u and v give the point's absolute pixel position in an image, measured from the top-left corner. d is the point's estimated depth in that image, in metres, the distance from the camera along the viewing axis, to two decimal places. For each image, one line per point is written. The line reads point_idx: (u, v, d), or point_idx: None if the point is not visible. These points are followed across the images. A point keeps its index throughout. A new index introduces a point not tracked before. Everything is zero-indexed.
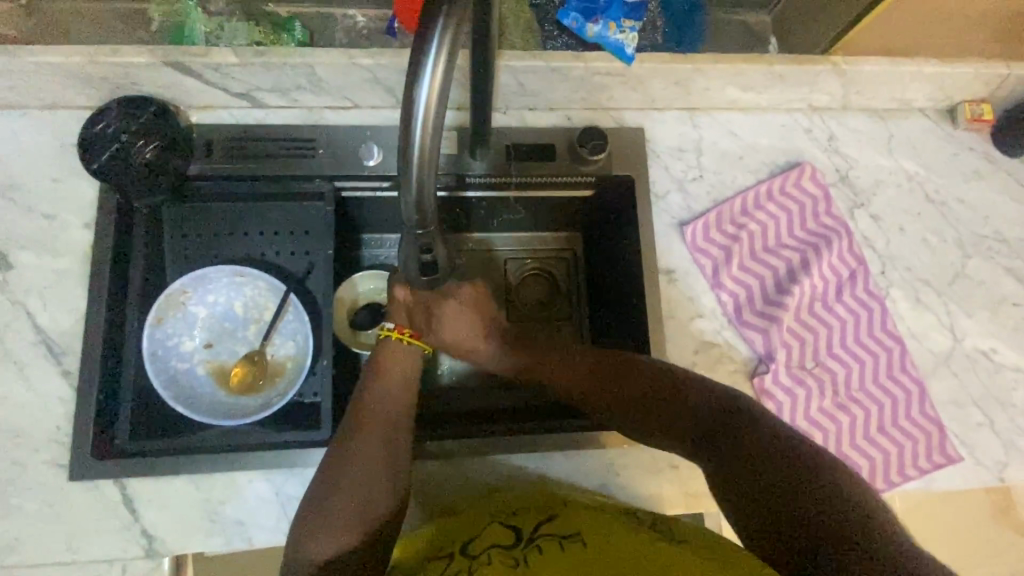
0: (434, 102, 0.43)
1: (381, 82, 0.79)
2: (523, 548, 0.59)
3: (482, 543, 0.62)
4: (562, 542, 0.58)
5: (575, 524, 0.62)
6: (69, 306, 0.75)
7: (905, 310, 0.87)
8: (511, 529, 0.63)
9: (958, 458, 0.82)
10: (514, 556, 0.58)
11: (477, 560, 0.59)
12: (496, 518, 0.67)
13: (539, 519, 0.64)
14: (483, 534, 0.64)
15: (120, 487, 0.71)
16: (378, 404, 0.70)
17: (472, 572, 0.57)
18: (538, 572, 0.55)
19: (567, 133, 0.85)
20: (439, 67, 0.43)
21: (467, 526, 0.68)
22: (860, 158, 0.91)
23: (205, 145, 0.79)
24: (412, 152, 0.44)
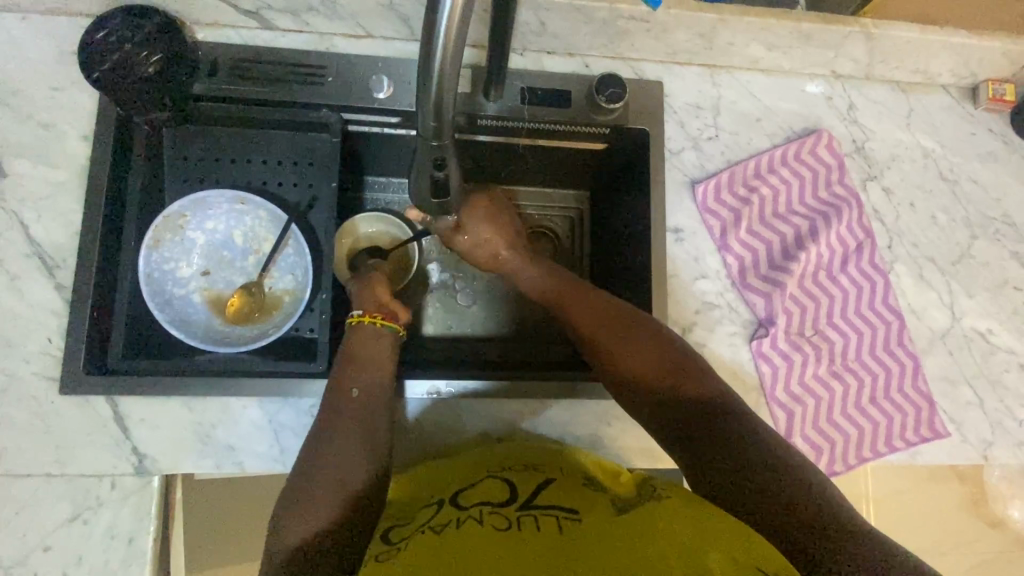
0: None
1: (398, 9, 0.76)
2: (516, 509, 0.60)
3: (473, 497, 0.63)
4: (563, 522, 0.56)
5: (578, 506, 0.60)
6: (65, 220, 0.73)
7: (908, 285, 0.87)
8: (505, 486, 0.64)
9: (945, 433, 0.83)
10: (505, 516, 0.58)
11: (469, 513, 0.59)
12: (490, 471, 0.69)
13: (538, 483, 0.65)
14: (474, 487, 0.65)
15: (112, 404, 0.70)
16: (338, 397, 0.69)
17: (459, 523, 0.58)
18: (526, 541, 0.53)
19: (586, 80, 0.83)
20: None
21: (461, 475, 0.70)
22: (878, 130, 0.90)
23: (210, 62, 0.77)
24: (434, 50, 0.41)
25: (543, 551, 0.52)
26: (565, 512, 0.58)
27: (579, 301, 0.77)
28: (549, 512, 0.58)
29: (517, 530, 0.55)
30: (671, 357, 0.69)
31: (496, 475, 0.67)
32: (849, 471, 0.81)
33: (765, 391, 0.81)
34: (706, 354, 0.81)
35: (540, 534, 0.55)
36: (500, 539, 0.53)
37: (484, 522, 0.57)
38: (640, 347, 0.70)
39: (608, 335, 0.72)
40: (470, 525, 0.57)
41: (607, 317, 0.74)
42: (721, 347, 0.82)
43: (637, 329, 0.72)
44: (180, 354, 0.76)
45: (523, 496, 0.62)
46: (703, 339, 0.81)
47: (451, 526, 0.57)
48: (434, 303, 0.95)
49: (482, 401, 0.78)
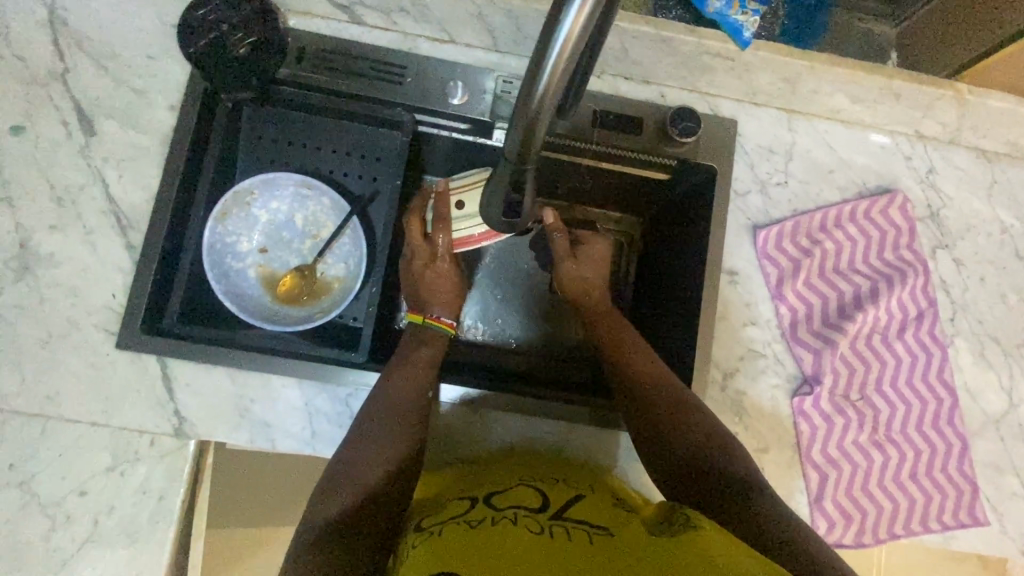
0: (578, 28, 0.39)
1: (485, 19, 0.80)
2: (548, 517, 0.59)
3: (505, 500, 0.63)
4: (591, 532, 0.57)
5: (608, 522, 0.60)
6: (142, 183, 0.76)
7: (967, 363, 0.83)
8: (538, 495, 0.64)
9: (984, 522, 0.80)
10: (538, 522, 0.58)
11: (501, 514, 0.59)
12: (522, 480, 0.69)
13: (568, 495, 0.65)
14: (508, 492, 0.65)
15: (162, 365, 0.73)
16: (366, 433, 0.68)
17: (493, 521, 0.58)
18: (557, 544, 0.53)
19: (659, 111, 0.82)
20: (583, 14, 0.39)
21: (493, 479, 0.70)
22: (955, 197, 0.86)
23: (296, 49, 0.79)
24: (538, 83, 0.42)
25: (572, 557, 0.51)
26: (595, 528, 0.58)
27: (623, 342, 0.80)
28: (580, 524, 0.58)
29: (549, 538, 0.55)
30: (696, 422, 0.70)
31: (530, 484, 0.67)
32: (878, 545, 0.78)
33: (801, 450, 0.79)
34: (744, 402, 0.79)
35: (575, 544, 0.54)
36: (531, 541, 0.53)
37: (517, 524, 0.57)
38: (672, 407, 0.72)
39: (642, 390, 0.74)
40: (505, 524, 0.57)
41: (651, 373, 0.75)
42: (762, 397, 0.80)
43: (672, 390, 0.73)
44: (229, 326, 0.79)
45: (554, 506, 0.62)
46: (744, 387, 0.80)
47: (484, 523, 0.58)
48: (474, 311, 0.95)
49: (512, 417, 0.79)
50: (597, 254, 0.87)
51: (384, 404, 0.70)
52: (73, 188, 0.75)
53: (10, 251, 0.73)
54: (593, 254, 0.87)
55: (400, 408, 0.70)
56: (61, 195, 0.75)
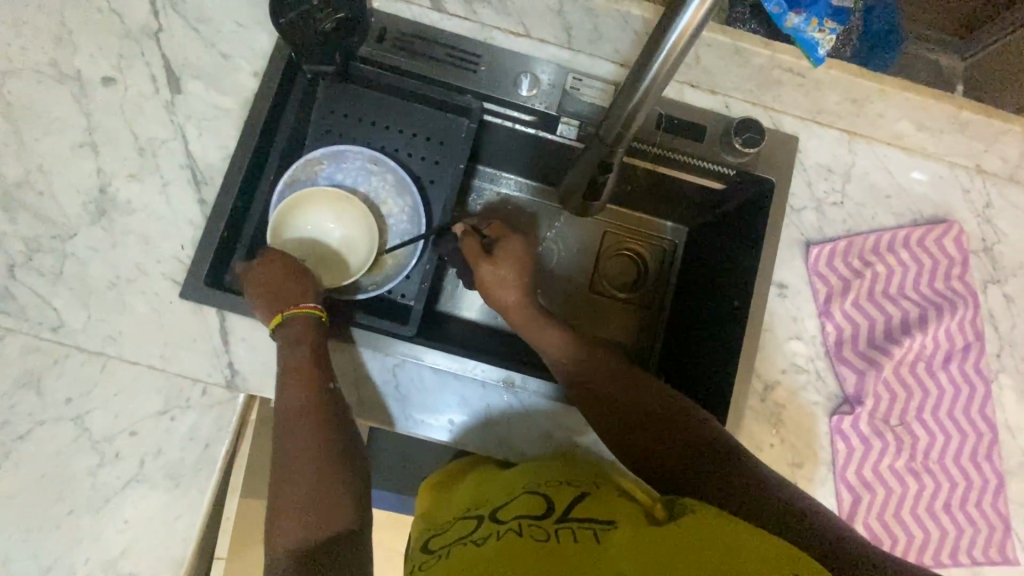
0: (685, 36, 0.47)
1: (564, 16, 0.85)
2: (553, 521, 0.61)
3: (511, 512, 0.65)
4: (597, 531, 0.57)
5: (615, 514, 0.61)
6: (221, 142, 0.79)
7: (1010, 400, 0.83)
8: (543, 499, 0.66)
9: (1015, 561, 0.79)
10: (543, 528, 0.60)
11: (507, 527, 0.61)
12: (528, 486, 0.69)
13: (573, 495, 0.66)
14: (514, 502, 0.67)
15: (220, 318, 0.75)
16: (287, 425, 0.67)
17: (500, 536, 0.60)
18: (561, 555, 0.54)
19: (723, 120, 0.83)
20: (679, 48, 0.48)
21: (499, 491, 0.71)
22: (1011, 234, 0.86)
23: (379, 29, 0.82)
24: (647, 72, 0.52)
25: (576, 565, 0.53)
26: (603, 525, 0.58)
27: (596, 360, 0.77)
28: (584, 523, 0.59)
29: (555, 543, 0.56)
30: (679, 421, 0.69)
31: (534, 490, 0.68)
32: None
33: (835, 469, 0.79)
34: (783, 415, 0.80)
35: (579, 547, 0.55)
36: (534, 555, 0.55)
37: (522, 536, 0.59)
38: (654, 412, 0.71)
39: (620, 412, 0.73)
40: (507, 538, 0.59)
41: (632, 386, 0.74)
42: (801, 412, 0.80)
43: (652, 398, 0.73)
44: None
45: (560, 508, 0.63)
46: (783, 399, 0.80)
47: (492, 540, 0.60)
48: None
49: (548, 408, 0.80)
50: (515, 253, 0.82)
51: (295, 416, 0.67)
52: (155, 141, 0.78)
53: (89, 194, 0.76)
54: (510, 252, 0.82)
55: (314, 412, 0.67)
56: (142, 146, 0.78)
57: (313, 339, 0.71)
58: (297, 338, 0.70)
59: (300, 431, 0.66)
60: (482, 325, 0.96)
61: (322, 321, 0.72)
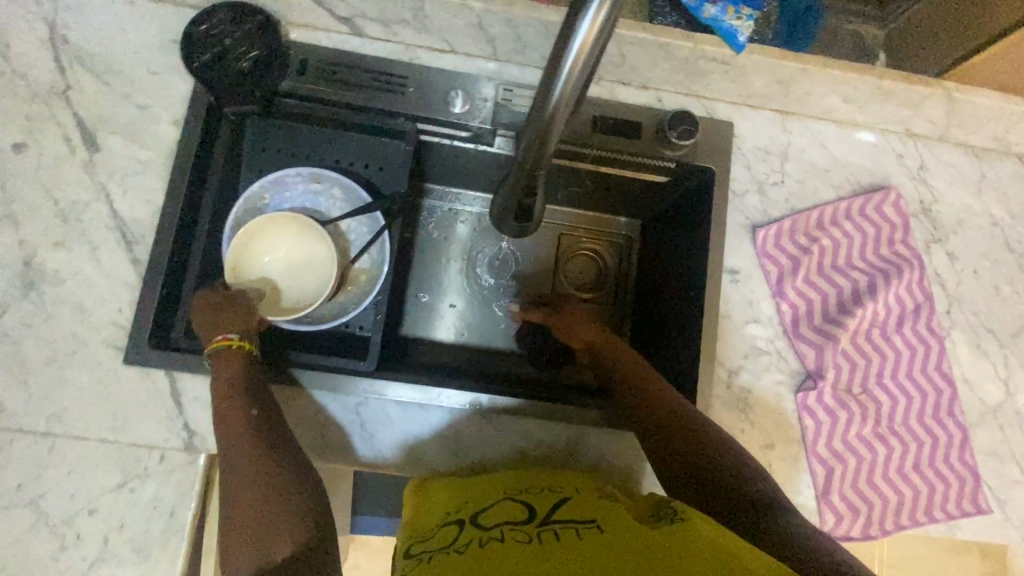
0: (587, 47, 0.45)
1: (485, 29, 0.82)
2: (535, 526, 0.61)
3: (493, 517, 0.64)
4: (579, 530, 0.58)
5: (594, 515, 0.61)
6: (148, 197, 0.76)
7: (964, 355, 0.85)
8: (523, 503, 0.66)
9: (987, 510, 0.81)
10: (527, 533, 0.59)
11: (489, 534, 0.61)
12: (506, 491, 0.69)
13: (554, 499, 0.66)
14: (495, 507, 0.66)
15: (170, 379, 0.73)
16: (224, 462, 0.63)
17: (483, 545, 0.59)
18: (546, 555, 0.54)
19: (657, 115, 0.83)
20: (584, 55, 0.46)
21: (478, 494, 0.70)
22: (947, 193, 0.88)
23: (298, 62, 0.79)
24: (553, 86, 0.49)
25: (562, 562, 0.53)
26: (584, 524, 0.59)
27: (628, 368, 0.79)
28: (568, 525, 0.60)
29: (544, 546, 0.56)
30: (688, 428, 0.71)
31: (514, 496, 0.68)
32: (886, 537, 0.80)
33: (806, 444, 0.80)
34: (750, 399, 0.81)
35: (563, 547, 0.56)
36: (520, 558, 0.55)
37: (504, 542, 0.58)
38: (675, 420, 0.72)
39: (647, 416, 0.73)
40: (492, 546, 0.58)
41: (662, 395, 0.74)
42: (767, 393, 0.81)
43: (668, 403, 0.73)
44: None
45: (541, 513, 0.63)
46: (749, 384, 0.81)
47: (474, 547, 0.59)
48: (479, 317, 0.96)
49: (520, 422, 0.79)
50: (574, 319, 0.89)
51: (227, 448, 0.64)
52: (77, 204, 0.75)
53: (13, 268, 0.73)
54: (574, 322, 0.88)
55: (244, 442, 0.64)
56: (64, 211, 0.75)
57: (239, 371, 0.68)
58: (224, 380, 0.67)
59: (238, 469, 0.62)
60: (447, 345, 0.94)
61: (252, 353, 0.70)
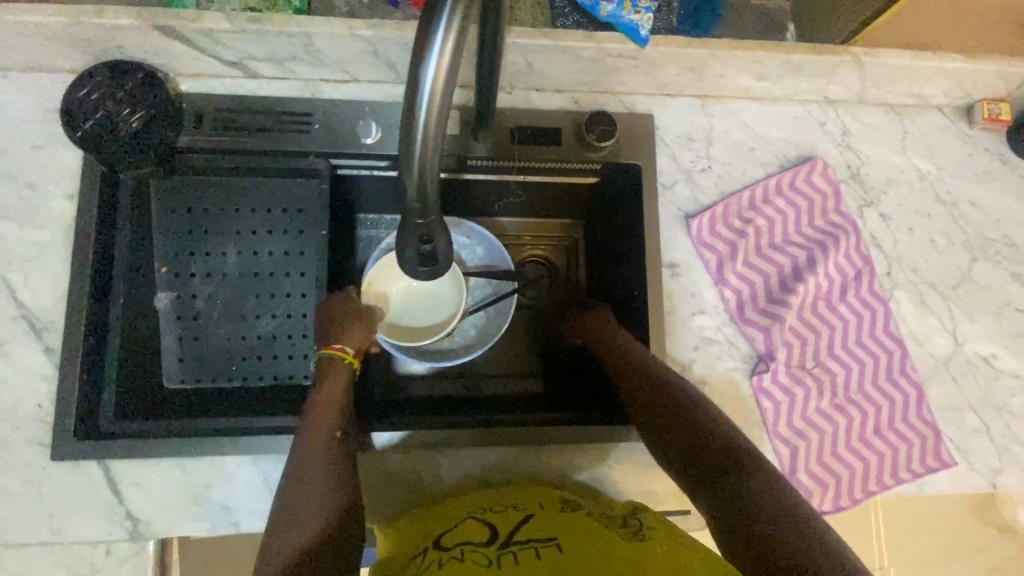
0: (441, 79, 0.39)
1: (382, 55, 0.75)
2: (495, 547, 0.60)
3: (454, 538, 0.63)
4: (538, 548, 0.57)
5: (553, 530, 0.61)
6: (52, 281, 0.72)
7: (910, 313, 0.86)
8: (484, 523, 0.65)
9: (952, 462, 0.82)
10: (486, 554, 0.58)
11: (450, 554, 0.60)
12: (470, 514, 0.68)
13: (516, 518, 0.65)
14: (457, 528, 0.65)
15: (104, 468, 0.69)
16: (297, 472, 0.62)
17: (442, 566, 0.58)
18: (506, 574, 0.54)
19: (575, 117, 0.82)
20: (441, 86, 0.39)
21: (442, 520, 0.69)
22: (873, 155, 0.89)
23: (193, 114, 0.76)
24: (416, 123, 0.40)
25: None
26: (544, 542, 0.59)
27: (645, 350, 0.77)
28: (527, 545, 0.59)
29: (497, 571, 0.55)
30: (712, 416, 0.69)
31: (477, 516, 0.67)
32: (856, 505, 0.80)
33: (767, 427, 0.80)
34: (706, 391, 0.80)
35: (519, 567, 0.55)
36: None
37: (463, 564, 0.57)
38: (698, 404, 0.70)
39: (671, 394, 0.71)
40: (450, 565, 0.57)
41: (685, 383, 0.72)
42: (721, 382, 0.81)
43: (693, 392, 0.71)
44: (182, 412, 0.76)
45: (504, 533, 0.62)
46: (703, 375, 0.81)
47: (433, 567, 0.58)
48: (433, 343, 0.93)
49: (480, 450, 0.78)
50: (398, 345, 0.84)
51: (305, 460, 0.63)
52: None
53: None
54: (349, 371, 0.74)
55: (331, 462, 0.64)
56: None
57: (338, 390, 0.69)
58: (327, 389, 0.69)
59: (311, 484, 0.62)
60: (401, 377, 0.92)
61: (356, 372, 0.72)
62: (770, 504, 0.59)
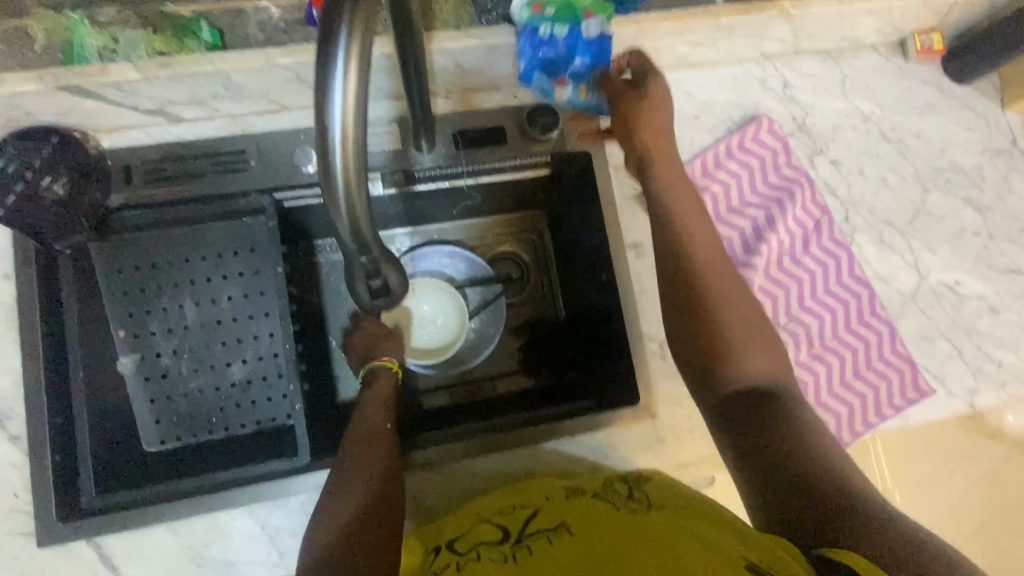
0: (351, 106, 0.37)
1: (305, 80, 0.73)
2: (512, 543, 0.58)
3: (469, 541, 0.61)
4: (549, 535, 0.56)
5: (561, 517, 0.59)
6: (5, 366, 0.70)
7: (871, 253, 0.87)
8: (498, 524, 0.62)
9: (929, 391, 0.85)
10: (502, 551, 0.57)
11: (466, 557, 0.58)
12: (483, 517, 0.65)
13: (526, 514, 0.62)
14: (471, 532, 0.63)
15: (94, 547, 0.68)
16: (353, 451, 0.67)
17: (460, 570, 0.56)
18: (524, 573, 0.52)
19: (517, 111, 0.80)
20: (350, 140, 0.38)
21: (457, 523, 0.67)
22: (815, 104, 0.89)
23: (121, 171, 0.74)
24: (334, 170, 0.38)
25: None
26: (554, 529, 0.57)
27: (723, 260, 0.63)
28: (540, 533, 0.58)
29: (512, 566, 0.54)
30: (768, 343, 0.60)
31: (491, 519, 0.64)
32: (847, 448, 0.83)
33: None
34: None
35: (537, 563, 0.53)
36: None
37: (480, 562, 0.55)
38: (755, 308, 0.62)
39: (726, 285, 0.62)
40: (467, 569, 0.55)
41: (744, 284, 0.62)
42: None
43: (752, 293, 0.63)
44: (172, 474, 0.75)
45: (516, 529, 0.60)
46: None
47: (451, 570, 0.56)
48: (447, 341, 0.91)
49: (477, 459, 0.78)
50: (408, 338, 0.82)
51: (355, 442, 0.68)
52: None
53: None
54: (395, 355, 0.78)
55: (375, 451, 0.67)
56: None
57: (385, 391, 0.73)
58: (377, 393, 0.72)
59: (363, 461, 0.65)
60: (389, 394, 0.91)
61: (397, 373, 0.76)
62: (799, 437, 0.54)
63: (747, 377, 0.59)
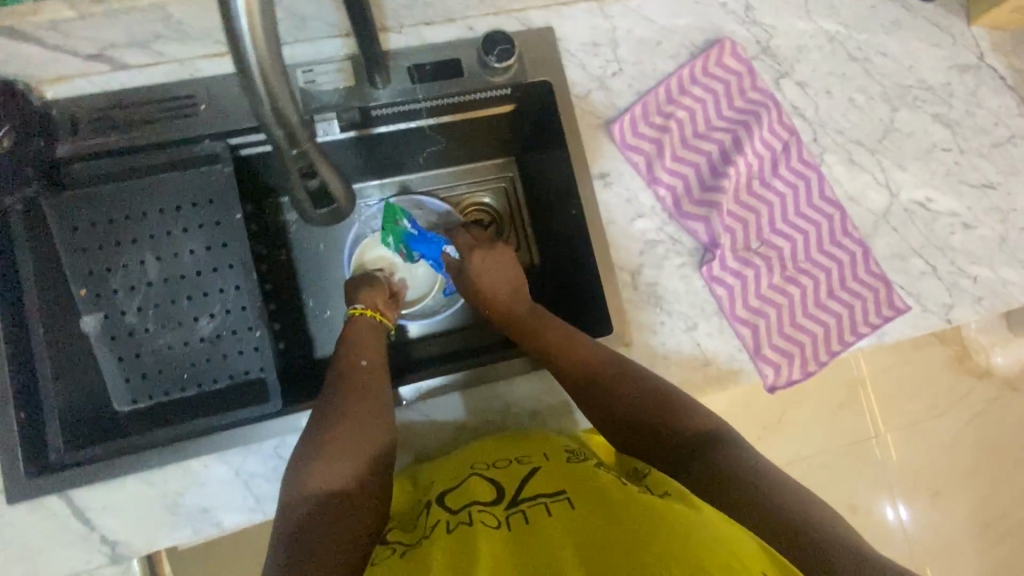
0: None
1: None
2: (505, 507, 0.58)
3: (458, 497, 0.61)
4: (548, 505, 0.56)
5: (556, 483, 0.59)
6: None
7: (841, 173, 0.87)
8: (489, 479, 0.63)
9: (906, 308, 0.84)
10: (494, 515, 0.57)
11: (457, 517, 0.57)
12: (473, 468, 0.66)
13: (520, 473, 0.62)
14: (460, 486, 0.63)
15: (66, 501, 0.68)
16: (338, 400, 0.67)
17: (450, 529, 0.56)
18: (519, 544, 0.52)
19: (473, 44, 0.78)
20: (257, 14, 0.37)
21: (445, 475, 0.68)
22: (778, 25, 0.87)
23: (67, 122, 0.71)
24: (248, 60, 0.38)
25: (535, 547, 0.51)
26: (554, 497, 0.57)
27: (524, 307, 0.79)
28: (535, 501, 0.57)
29: (506, 535, 0.54)
30: (657, 396, 0.67)
31: (480, 471, 0.64)
32: (823, 369, 0.83)
33: (724, 312, 0.81)
34: (660, 293, 0.80)
35: (532, 532, 0.53)
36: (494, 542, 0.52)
37: (474, 527, 0.55)
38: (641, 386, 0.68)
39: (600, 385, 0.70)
40: (459, 531, 0.55)
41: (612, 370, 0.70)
42: (672, 281, 0.81)
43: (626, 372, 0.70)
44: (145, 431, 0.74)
45: (510, 491, 0.60)
46: (653, 278, 0.80)
47: (441, 530, 0.56)
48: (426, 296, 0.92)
49: (458, 396, 0.78)
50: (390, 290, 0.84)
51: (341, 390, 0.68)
52: None
53: None
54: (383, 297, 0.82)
55: (364, 403, 0.67)
56: None
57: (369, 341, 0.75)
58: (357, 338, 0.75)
59: (347, 413, 0.66)
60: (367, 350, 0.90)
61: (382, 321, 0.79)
62: (704, 458, 0.60)
63: (649, 425, 0.66)
